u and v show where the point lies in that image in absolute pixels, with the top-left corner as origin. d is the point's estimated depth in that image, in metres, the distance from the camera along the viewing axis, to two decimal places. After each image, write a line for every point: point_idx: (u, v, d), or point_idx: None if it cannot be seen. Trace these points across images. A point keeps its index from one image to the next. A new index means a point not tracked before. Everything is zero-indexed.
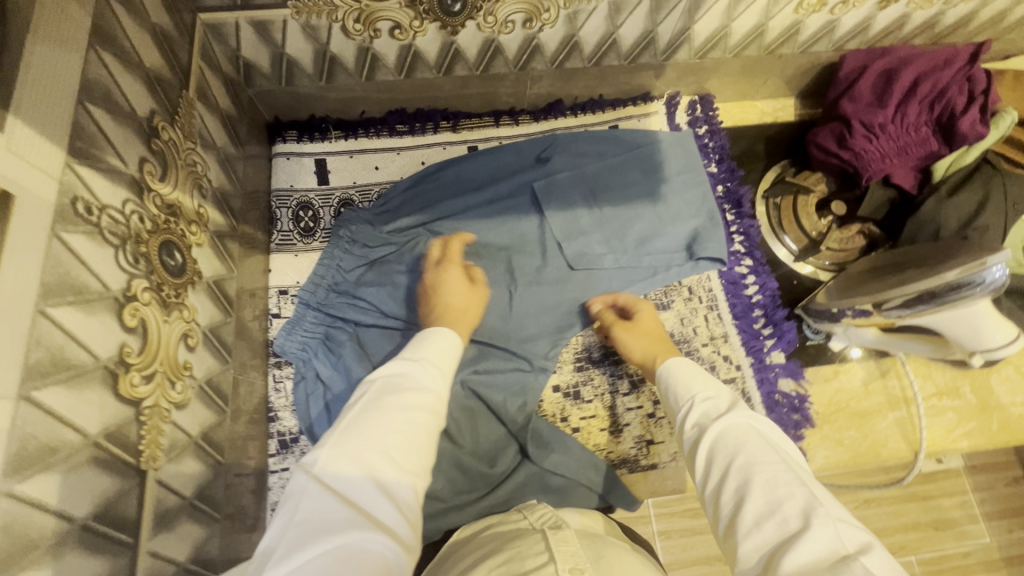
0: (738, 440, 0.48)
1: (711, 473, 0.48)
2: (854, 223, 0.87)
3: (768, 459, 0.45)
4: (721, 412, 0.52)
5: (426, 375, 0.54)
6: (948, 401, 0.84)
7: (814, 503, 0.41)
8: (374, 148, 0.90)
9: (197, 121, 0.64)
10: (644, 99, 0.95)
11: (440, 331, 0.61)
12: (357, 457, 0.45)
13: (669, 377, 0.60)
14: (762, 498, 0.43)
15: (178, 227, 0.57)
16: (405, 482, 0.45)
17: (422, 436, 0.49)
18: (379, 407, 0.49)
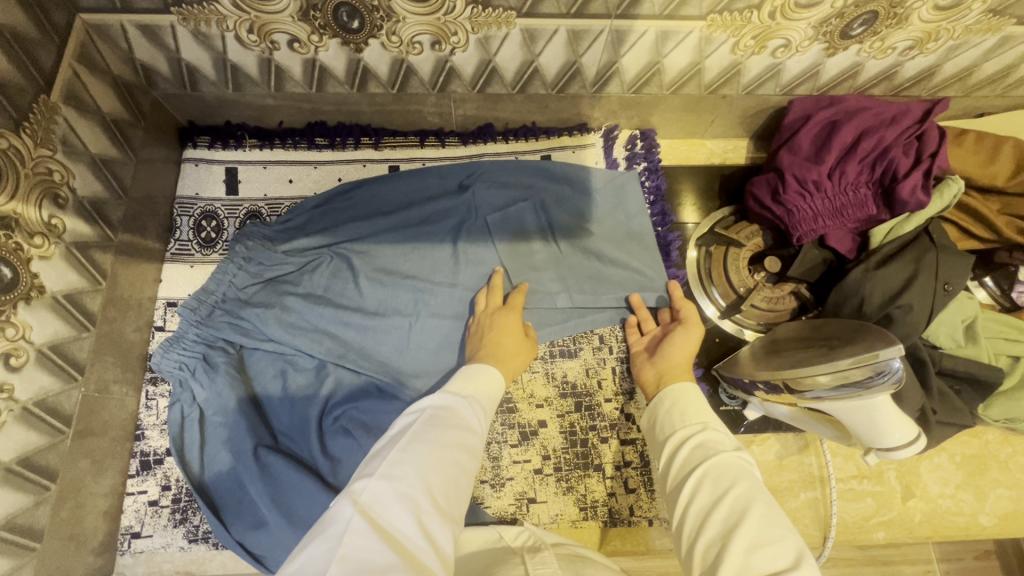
0: (738, 474, 0.50)
1: (702, 502, 0.50)
2: (786, 282, 0.80)
3: (768, 501, 0.48)
4: (726, 447, 0.54)
5: (470, 411, 0.58)
6: (868, 485, 0.77)
7: (804, 552, 0.43)
8: (290, 160, 0.87)
9: (60, 128, 0.61)
10: (580, 130, 0.90)
11: (478, 370, 0.65)
12: (402, 491, 0.46)
13: (665, 404, 0.63)
14: (754, 530, 0.45)
15: (10, 240, 0.54)
16: (447, 521, 0.46)
17: (462, 474, 0.51)
18: (427, 441, 0.51)
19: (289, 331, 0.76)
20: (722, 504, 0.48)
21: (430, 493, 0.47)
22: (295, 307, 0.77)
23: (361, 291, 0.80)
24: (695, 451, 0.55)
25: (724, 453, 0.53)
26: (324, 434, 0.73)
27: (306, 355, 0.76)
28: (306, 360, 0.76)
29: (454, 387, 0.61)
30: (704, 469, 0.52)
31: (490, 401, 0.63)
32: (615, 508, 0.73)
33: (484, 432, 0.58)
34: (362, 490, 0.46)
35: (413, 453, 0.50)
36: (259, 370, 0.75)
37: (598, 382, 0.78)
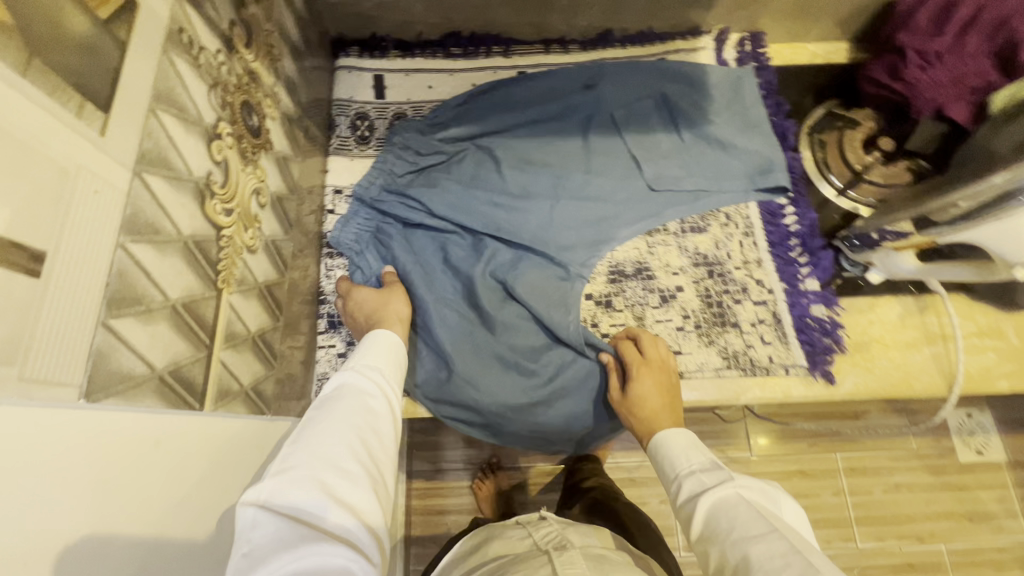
0: (731, 513, 0.48)
1: (714, 553, 0.48)
2: (901, 158, 0.86)
3: (761, 529, 0.45)
4: (709, 488, 0.52)
5: (362, 380, 0.57)
6: (989, 341, 0.82)
7: (807, 569, 0.41)
8: (428, 67, 0.94)
9: (276, 11, 0.70)
10: (692, 34, 0.97)
11: (376, 344, 0.64)
12: (304, 475, 0.44)
13: (660, 452, 0.61)
14: (758, 572, 0.43)
15: (256, 94, 0.63)
16: (356, 481, 0.46)
17: (368, 439, 0.51)
18: (322, 422, 0.50)
19: (452, 211, 0.83)
20: (728, 558, 0.46)
21: (333, 464, 0.46)
22: (449, 191, 0.84)
23: (504, 176, 0.86)
24: (689, 500, 0.53)
25: (712, 493, 0.51)
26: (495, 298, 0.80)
27: (465, 234, 0.84)
28: (468, 237, 0.83)
29: (348, 364, 0.60)
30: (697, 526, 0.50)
31: (393, 369, 0.62)
32: (754, 357, 0.80)
33: (386, 394, 0.58)
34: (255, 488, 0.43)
35: (308, 434, 0.48)
36: (425, 249, 0.83)
37: (729, 251, 0.85)
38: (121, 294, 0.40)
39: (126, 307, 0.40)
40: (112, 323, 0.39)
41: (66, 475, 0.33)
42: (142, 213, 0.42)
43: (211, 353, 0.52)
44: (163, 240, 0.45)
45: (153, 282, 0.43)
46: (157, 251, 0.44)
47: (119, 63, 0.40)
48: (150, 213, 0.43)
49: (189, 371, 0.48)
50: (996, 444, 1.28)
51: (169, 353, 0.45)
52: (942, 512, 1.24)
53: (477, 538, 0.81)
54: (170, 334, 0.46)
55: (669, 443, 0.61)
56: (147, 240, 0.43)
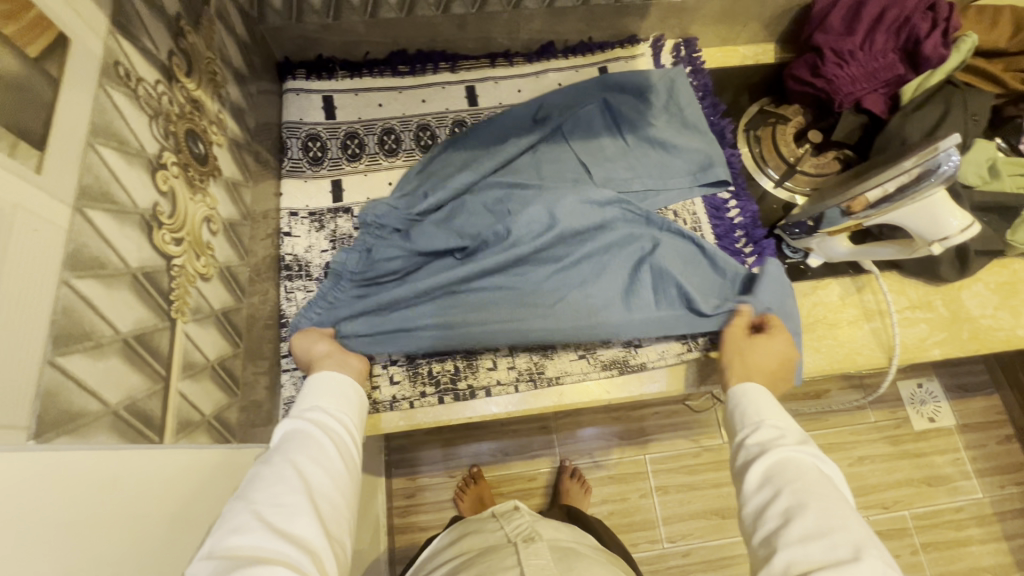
0: (797, 472, 0.51)
1: (763, 493, 0.51)
2: (830, 149, 0.92)
3: (829, 493, 0.49)
4: (787, 444, 0.54)
5: (302, 422, 0.57)
6: (920, 313, 0.88)
7: (867, 542, 0.44)
8: (376, 86, 0.96)
9: (217, 38, 0.70)
10: (630, 42, 1.01)
11: (321, 381, 0.64)
12: (243, 520, 0.44)
13: (740, 399, 0.62)
14: (813, 520, 0.46)
15: (201, 122, 0.63)
16: (298, 512, 0.47)
17: (309, 474, 0.51)
18: (262, 468, 0.50)
19: (417, 254, 0.83)
20: (778, 499, 0.49)
21: (273, 503, 0.46)
22: (432, 224, 0.84)
23: (455, 205, 0.86)
24: (756, 449, 0.55)
25: (785, 448, 0.53)
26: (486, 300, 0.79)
27: (426, 269, 0.83)
28: (439, 263, 0.83)
29: (290, 410, 0.59)
30: (756, 468, 0.53)
31: (342, 404, 0.62)
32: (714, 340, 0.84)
33: (329, 428, 0.57)
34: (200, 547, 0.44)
35: (249, 484, 0.48)
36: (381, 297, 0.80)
37: (688, 233, 0.87)
38: (64, 329, 0.39)
39: (72, 343, 0.40)
40: (60, 361, 0.38)
41: (23, 516, 0.33)
42: (85, 247, 0.42)
43: (168, 384, 0.51)
44: (109, 274, 0.44)
45: (100, 316, 0.43)
46: (102, 285, 0.43)
47: (53, 100, 0.40)
48: (94, 247, 0.43)
49: (146, 405, 0.47)
50: (944, 410, 1.36)
51: (123, 387, 0.45)
52: (902, 480, 1.31)
53: (457, 532, 0.83)
54: (123, 367, 0.45)
55: (757, 394, 0.62)
56: (93, 274, 0.42)
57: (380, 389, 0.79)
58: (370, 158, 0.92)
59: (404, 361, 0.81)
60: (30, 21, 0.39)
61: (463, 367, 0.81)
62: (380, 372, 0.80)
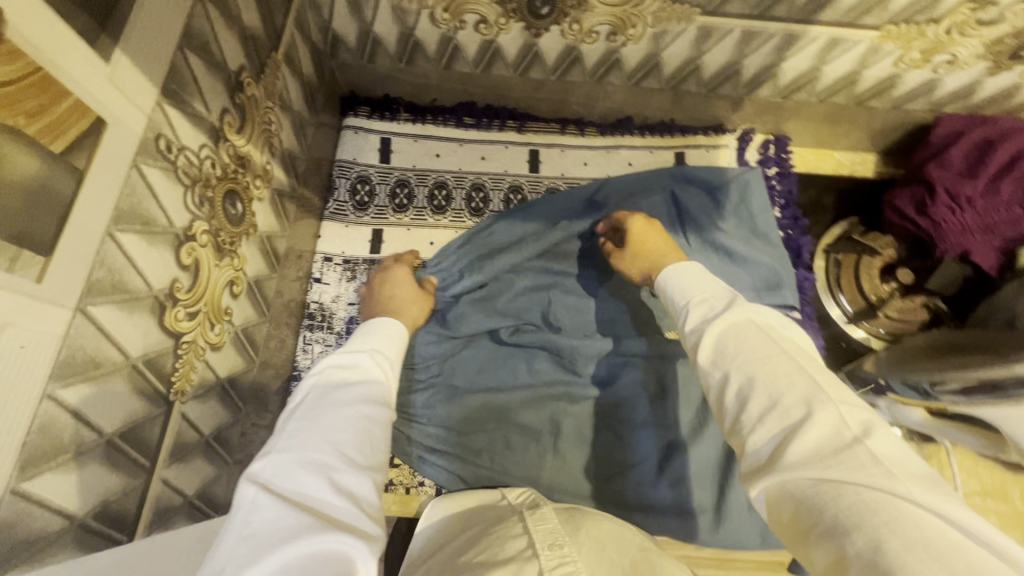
0: (738, 340, 0.40)
1: (712, 382, 0.40)
2: (919, 294, 0.82)
3: (772, 350, 0.39)
4: (721, 312, 0.43)
5: (372, 366, 0.52)
6: (990, 502, 0.77)
7: (818, 391, 0.36)
8: (437, 135, 0.91)
9: (279, 83, 0.67)
10: (716, 130, 0.90)
11: (381, 328, 0.59)
12: (305, 458, 0.40)
13: (663, 288, 0.51)
14: (766, 392, 0.36)
15: (244, 179, 0.59)
16: (365, 470, 0.41)
17: (372, 424, 0.45)
18: (326, 404, 0.45)
19: (455, 344, 0.79)
20: (728, 379, 0.39)
21: (344, 448, 0.42)
22: (472, 314, 0.79)
23: (496, 295, 0.80)
24: (693, 331, 0.44)
25: (729, 314, 0.42)
26: (510, 409, 0.76)
27: (462, 359, 0.78)
28: (474, 356, 0.78)
29: (354, 345, 0.54)
30: (698, 358, 0.42)
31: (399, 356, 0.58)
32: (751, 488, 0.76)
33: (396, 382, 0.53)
34: (256, 469, 0.39)
35: (322, 413, 0.43)
36: (422, 389, 0.77)
37: None
38: (37, 450, 0.36)
39: (39, 463, 0.36)
40: (24, 488, 0.35)
41: None
42: (81, 351, 0.39)
43: (150, 476, 0.48)
44: (104, 372, 0.41)
45: (83, 421, 0.39)
46: (93, 387, 0.40)
47: (74, 195, 0.36)
48: (92, 347, 0.40)
49: (119, 506, 0.44)
50: None
51: (95, 496, 0.41)
52: None
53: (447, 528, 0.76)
54: (100, 474, 0.42)
55: (672, 276, 0.51)
56: (85, 378, 0.39)
57: None
58: (416, 211, 0.88)
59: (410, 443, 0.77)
60: (61, 114, 0.35)
61: None
62: None
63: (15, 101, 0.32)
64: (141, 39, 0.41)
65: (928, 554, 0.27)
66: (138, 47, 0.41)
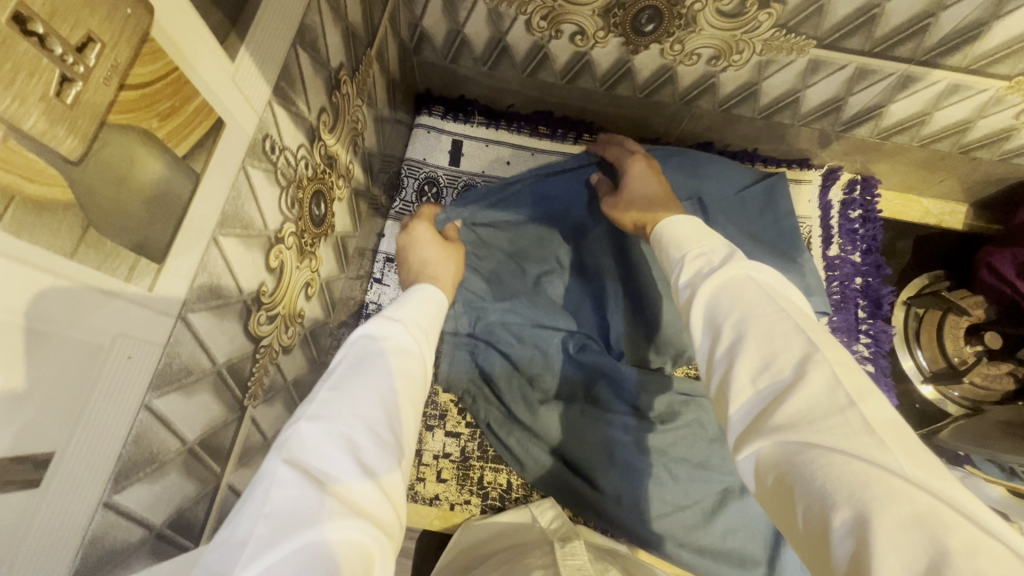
0: (733, 296, 0.41)
1: (710, 342, 0.41)
2: (1007, 362, 0.76)
3: (770, 310, 0.38)
4: (717, 268, 0.44)
5: (406, 336, 0.49)
6: None
7: (812, 351, 0.35)
8: (510, 142, 0.88)
9: (369, 80, 0.65)
10: (800, 165, 0.87)
11: (416, 298, 0.57)
12: (333, 427, 0.37)
13: (664, 248, 0.52)
14: (757, 353, 0.36)
15: (330, 179, 0.58)
16: (388, 453, 0.38)
17: (401, 398, 0.43)
18: (358, 370, 0.42)
19: (539, 332, 0.78)
20: (727, 344, 0.39)
21: (370, 427, 0.38)
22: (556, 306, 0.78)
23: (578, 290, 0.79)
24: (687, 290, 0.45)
25: (729, 268, 0.43)
26: (570, 415, 0.75)
27: (544, 347, 0.77)
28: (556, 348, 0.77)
29: (385, 311, 0.52)
30: (693, 313, 0.43)
31: (431, 329, 0.55)
32: None
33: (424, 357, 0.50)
34: (280, 438, 0.36)
35: (350, 387, 0.40)
36: (504, 370, 0.77)
37: None
38: (130, 461, 0.34)
39: (130, 474, 0.35)
40: (115, 500, 0.34)
41: None
42: (177, 358, 0.37)
43: (220, 483, 0.47)
44: (193, 380, 0.40)
45: (172, 430, 0.38)
46: (183, 394, 0.39)
47: (189, 198, 0.35)
48: (187, 355, 0.38)
49: (191, 513, 0.43)
50: None
51: (172, 505, 0.40)
52: None
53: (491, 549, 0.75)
54: (179, 482, 0.40)
55: (673, 228, 0.52)
56: (176, 387, 0.38)
57: (423, 483, 0.74)
58: None
59: (456, 457, 0.75)
60: (187, 117, 0.33)
61: (517, 486, 0.74)
62: (430, 464, 0.75)
63: (151, 103, 0.30)
64: (263, 37, 0.39)
65: (915, 526, 0.25)
66: (260, 45, 0.39)
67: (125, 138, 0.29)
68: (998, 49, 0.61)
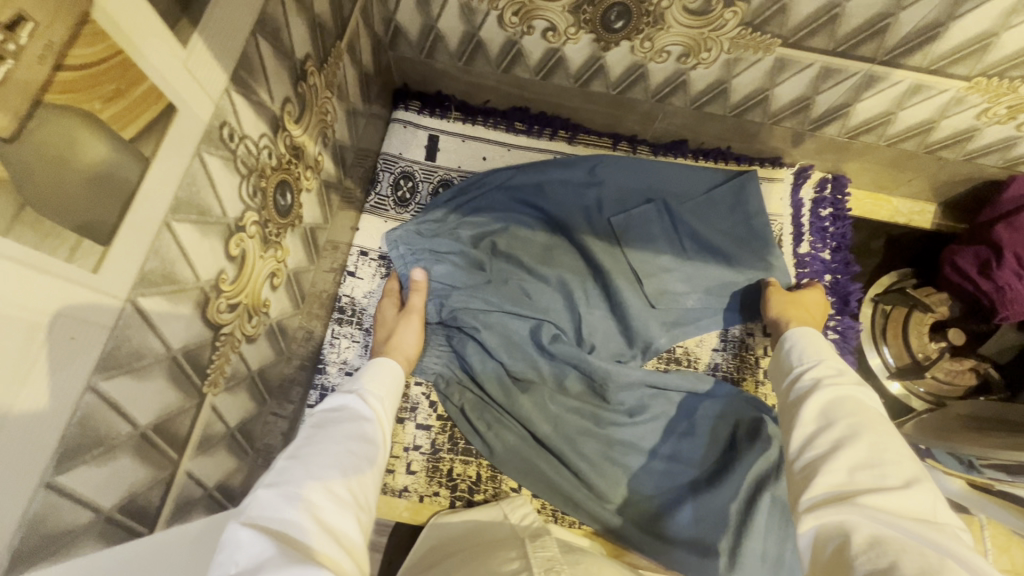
0: (851, 406, 0.48)
1: (813, 425, 0.48)
2: (969, 358, 0.79)
3: (882, 429, 0.45)
4: (841, 382, 0.52)
5: (363, 407, 0.56)
6: None
7: (919, 476, 0.41)
8: (486, 138, 0.89)
9: (339, 73, 0.65)
10: (772, 163, 0.89)
11: (376, 370, 0.64)
12: (293, 491, 0.42)
13: (789, 352, 0.60)
14: (865, 451, 0.43)
15: (297, 170, 0.58)
16: (348, 509, 0.43)
17: (358, 463, 0.49)
18: (319, 442, 0.49)
19: (509, 319, 0.77)
20: (829, 431, 0.46)
21: (329, 486, 0.44)
22: (524, 292, 0.79)
23: (547, 276, 0.80)
24: (810, 385, 0.53)
25: (863, 394, 0.50)
26: (542, 402, 0.76)
27: (513, 333, 0.77)
28: (526, 336, 0.77)
29: (345, 390, 0.59)
30: (807, 403, 0.50)
31: (389, 397, 0.62)
32: None
33: (382, 421, 0.57)
34: (242, 510, 0.40)
35: (309, 457, 0.46)
36: (475, 356, 0.77)
37: (751, 401, 0.76)
38: (74, 442, 0.34)
39: (75, 455, 0.35)
40: (57, 481, 0.34)
41: None
42: (126, 342, 0.37)
43: (176, 469, 0.47)
44: (145, 364, 0.40)
45: (121, 413, 0.38)
46: (134, 378, 0.39)
47: (138, 182, 0.35)
48: (137, 338, 0.38)
49: (144, 499, 0.43)
50: None
51: (122, 489, 0.40)
52: None
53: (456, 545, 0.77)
54: (130, 466, 0.40)
55: (796, 341, 0.61)
56: (126, 370, 0.38)
57: (392, 475, 0.74)
58: None
59: (426, 449, 0.75)
60: (134, 100, 0.33)
61: (485, 477, 0.75)
62: (399, 456, 0.75)
63: (93, 84, 0.30)
64: (218, 23, 0.40)
65: None
66: (215, 31, 0.40)
67: (65, 117, 0.29)
68: (956, 49, 0.62)
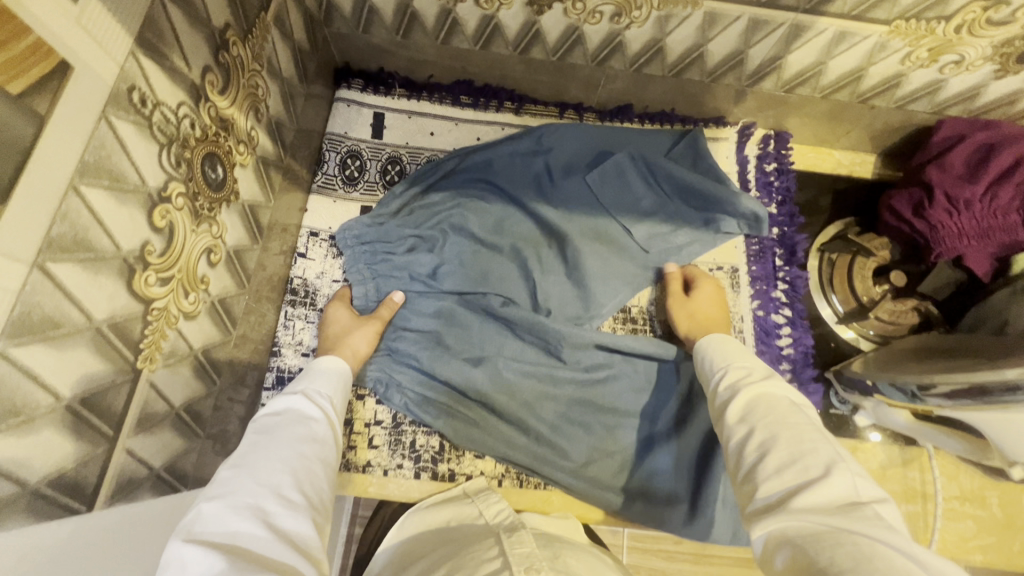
0: (770, 404, 0.48)
1: (737, 436, 0.47)
2: (911, 297, 0.82)
3: (800, 422, 0.45)
4: (754, 380, 0.52)
5: (310, 406, 0.55)
6: (968, 507, 0.77)
7: (836, 460, 0.41)
8: (433, 113, 0.88)
9: (268, 46, 0.64)
10: (716, 122, 0.90)
11: (323, 368, 0.63)
12: (236, 502, 0.41)
13: (706, 357, 0.61)
14: (785, 450, 0.42)
15: (226, 143, 0.57)
16: (300, 512, 0.42)
17: (309, 463, 0.48)
18: (260, 447, 0.47)
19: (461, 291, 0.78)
20: (751, 437, 0.45)
21: (276, 492, 0.43)
22: (475, 262, 0.79)
23: (498, 246, 0.80)
24: (729, 391, 0.53)
25: (772, 385, 0.51)
26: (497, 369, 0.75)
27: (466, 305, 0.78)
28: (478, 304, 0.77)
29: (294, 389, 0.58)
30: (730, 410, 0.50)
31: (342, 397, 0.62)
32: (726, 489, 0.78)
33: (332, 422, 0.55)
34: (184, 525, 0.39)
35: (251, 462, 0.44)
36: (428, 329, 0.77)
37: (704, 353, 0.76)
38: None
39: None
40: None
41: None
42: (38, 309, 0.36)
43: (114, 446, 0.46)
44: (64, 333, 0.39)
45: (38, 382, 0.37)
46: (50, 347, 0.38)
47: (34, 140, 0.34)
48: (51, 306, 0.37)
49: (79, 475, 0.42)
50: None
51: (50, 464, 0.39)
52: None
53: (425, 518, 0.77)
54: (56, 439, 0.40)
55: (712, 347, 0.61)
56: (41, 337, 0.37)
57: (355, 451, 0.74)
58: None
59: (388, 424, 0.75)
60: (19, 53, 0.32)
61: (449, 447, 0.75)
62: (362, 432, 0.75)
63: None
64: None
65: None
66: None
67: None
68: None
